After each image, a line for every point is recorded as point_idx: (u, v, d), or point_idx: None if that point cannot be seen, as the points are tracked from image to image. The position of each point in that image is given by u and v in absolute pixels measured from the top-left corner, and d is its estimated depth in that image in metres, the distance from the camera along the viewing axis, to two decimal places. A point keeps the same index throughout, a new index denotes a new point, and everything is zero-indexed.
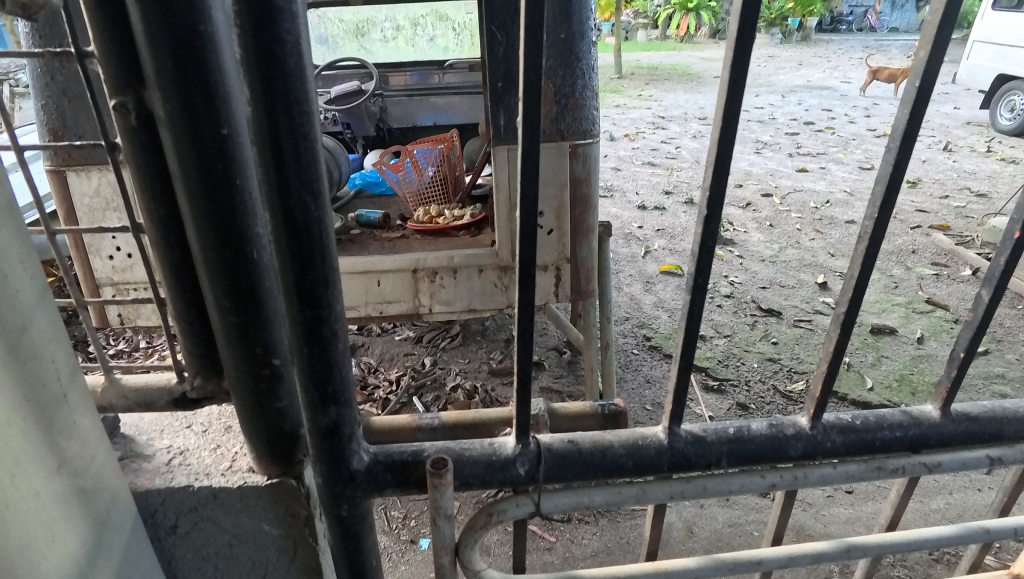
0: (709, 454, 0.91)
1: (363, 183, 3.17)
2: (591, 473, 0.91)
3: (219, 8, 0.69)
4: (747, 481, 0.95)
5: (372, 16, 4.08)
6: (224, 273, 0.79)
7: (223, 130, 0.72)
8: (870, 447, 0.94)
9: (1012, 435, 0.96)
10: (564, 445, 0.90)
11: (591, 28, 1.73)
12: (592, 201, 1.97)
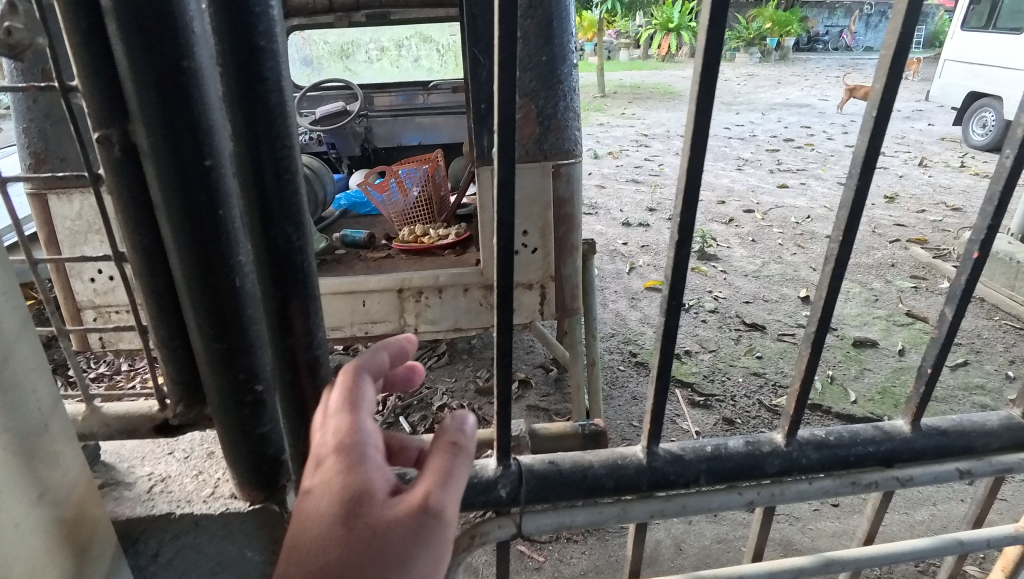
0: (688, 471, 0.93)
1: (348, 203, 3.18)
2: (572, 493, 0.92)
3: (202, 43, 0.70)
4: (725, 498, 0.96)
5: (356, 38, 4.19)
6: (207, 303, 0.79)
7: (206, 161, 0.73)
8: (845, 463, 0.96)
9: (981, 447, 0.99)
10: (546, 466, 0.91)
11: (572, 51, 1.75)
12: (576, 220, 2.00)
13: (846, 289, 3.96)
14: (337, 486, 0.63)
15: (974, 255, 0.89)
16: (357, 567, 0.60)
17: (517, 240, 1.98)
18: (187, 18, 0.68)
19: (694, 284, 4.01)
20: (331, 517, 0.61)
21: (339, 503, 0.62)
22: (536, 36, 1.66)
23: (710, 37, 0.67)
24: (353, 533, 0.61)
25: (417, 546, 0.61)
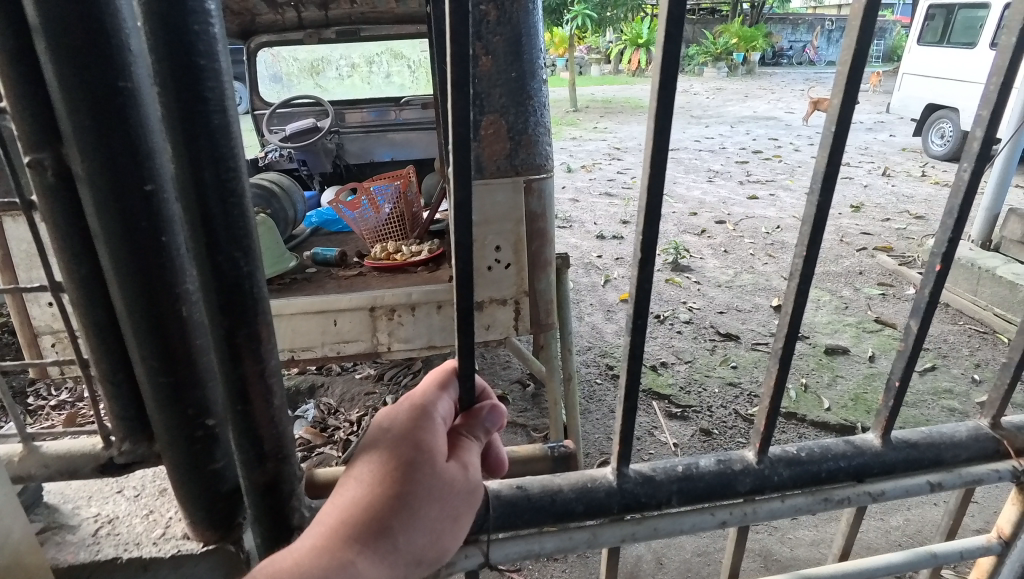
0: (658, 495, 0.92)
1: (320, 221, 3.15)
2: (540, 519, 0.91)
3: (141, 66, 0.68)
4: (697, 519, 0.95)
5: (327, 55, 4.17)
6: (151, 334, 0.76)
7: (147, 186, 0.70)
8: (818, 479, 0.97)
9: (950, 459, 1.00)
10: (514, 492, 0.90)
11: (541, 66, 1.75)
12: (549, 236, 2.01)
13: (817, 298, 4.02)
14: (413, 434, 0.74)
15: (936, 268, 0.90)
16: (417, 510, 0.72)
17: (490, 256, 1.99)
18: (124, 38, 0.66)
19: (669, 295, 4.04)
20: (404, 467, 0.72)
21: (414, 451, 0.73)
22: (505, 52, 1.65)
23: (667, 54, 0.66)
24: (424, 477, 0.72)
25: (460, 503, 0.75)
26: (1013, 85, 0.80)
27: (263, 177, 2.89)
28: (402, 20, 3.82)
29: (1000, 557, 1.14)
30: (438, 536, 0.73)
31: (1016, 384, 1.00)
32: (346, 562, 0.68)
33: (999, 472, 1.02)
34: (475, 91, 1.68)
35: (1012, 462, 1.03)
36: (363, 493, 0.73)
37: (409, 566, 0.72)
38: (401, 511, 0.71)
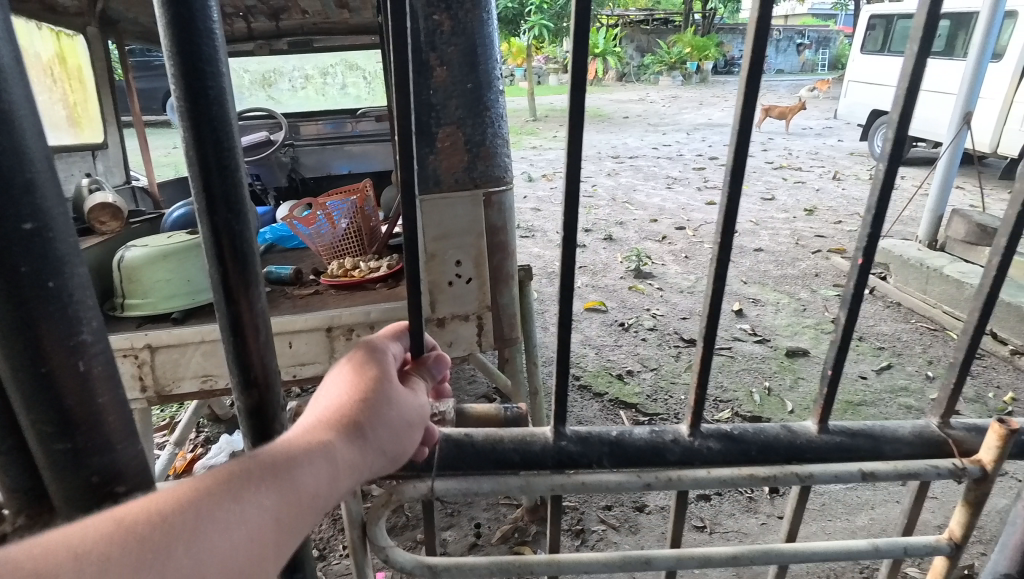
0: (587, 453, 0.96)
1: (274, 236, 3.05)
2: (482, 466, 0.96)
3: (15, 85, 0.62)
4: (624, 481, 0.96)
5: (279, 66, 4.02)
6: (39, 396, 0.68)
7: (26, 225, 0.63)
8: (748, 458, 0.98)
9: (891, 452, 1.00)
10: (460, 435, 0.97)
11: (497, 77, 1.72)
12: (510, 248, 1.96)
13: (776, 301, 4.09)
14: (374, 354, 0.80)
15: (858, 262, 0.90)
16: (389, 407, 0.75)
17: (450, 271, 1.94)
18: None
19: (632, 303, 4.05)
20: (375, 375, 0.77)
21: (380, 364, 0.78)
22: (460, 63, 1.62)
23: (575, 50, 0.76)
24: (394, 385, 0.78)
25: (419, 415, 0.79)
26: (918, 89, 0.79)
27: None
28: (355, 31, 3.76)
29: (951, 558, 1.12)
30: (405, 438, 0.77)
31: (963, 382, 1.01)
32: (327, 444, 0.69)
33: (939, 468, 0.99)
34: (430, 102, 1.66)
35: (955, 460, 1.00)
36: (335, 396, 0.75)
37: (382, 462, 0.74)
38: (380, 404, 0.75)
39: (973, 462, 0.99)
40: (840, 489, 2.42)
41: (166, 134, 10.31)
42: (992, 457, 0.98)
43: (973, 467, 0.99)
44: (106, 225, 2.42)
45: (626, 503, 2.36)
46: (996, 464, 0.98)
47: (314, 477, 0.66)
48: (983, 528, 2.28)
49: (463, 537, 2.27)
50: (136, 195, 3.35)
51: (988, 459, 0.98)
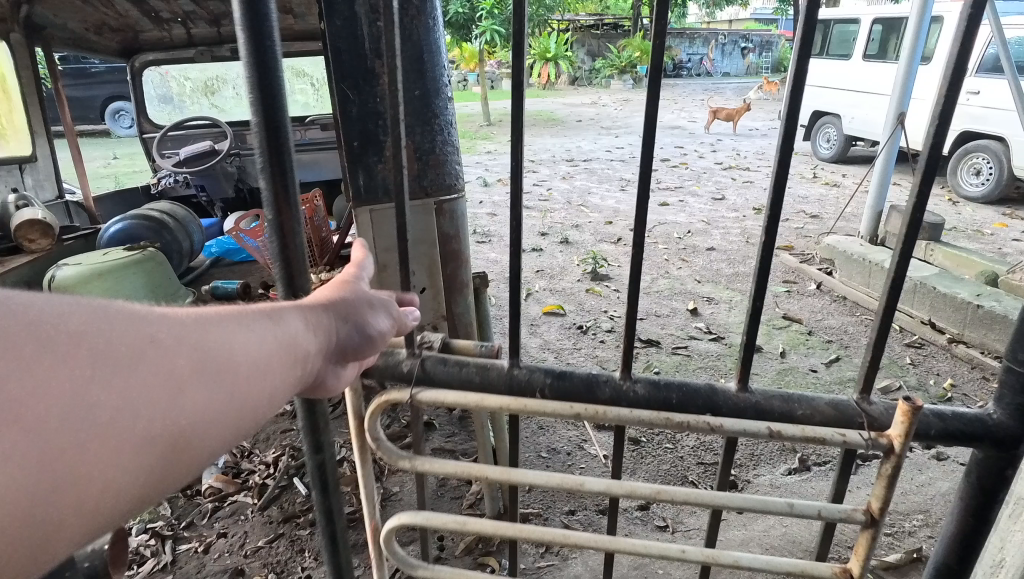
0: (533, 383, 1.08)
1: (220, 250, 2.94)
2: (453, 383, 1.09)
3: None
4: (557, 409, 1.04)
5: (221, 73, 3.85)
6: None
7: None
8: (668, 404, 1.05)
9: (802, 416, 1.02)
10: (436, 357, 1.11)
11: (444, 84, 1.75)
12: (464, 257, 1.88)
13: (729, 299, 4.18)
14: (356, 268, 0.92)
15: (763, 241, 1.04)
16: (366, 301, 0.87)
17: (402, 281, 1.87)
18: None
19: (590, 305, 4.08)
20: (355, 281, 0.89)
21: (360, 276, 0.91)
22: (408, 70, 1.66)
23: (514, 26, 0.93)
24: (368, 291, 0.89)
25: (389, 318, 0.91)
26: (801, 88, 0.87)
27: (153, 206, 2.63)
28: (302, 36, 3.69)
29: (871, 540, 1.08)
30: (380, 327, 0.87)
31: (880, 354, 1.04)
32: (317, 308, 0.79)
33: (846, 436, 0.99)
34: (377, 110, 1.69)
35: (864, 432, 1.00)
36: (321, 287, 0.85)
37: (358, 340, 0.83)
38: (359, 298, 0.86)
39: (883, 436, 0.98)
40: (797, 482, 2.47)
41: (100, 144, 9.82)
42: (901, 431, 0.97)
43: (882, 442, 0.98)
44: (36, 243, 2.28)
45: (590, 508, 2.36)
46: (906, 440, 0.96)
47: (303, 327, 0.75)
48: (929, 511, 2.38)
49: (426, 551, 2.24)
50: (70, 210, 3.18)
51: (897, 434, 0.97)
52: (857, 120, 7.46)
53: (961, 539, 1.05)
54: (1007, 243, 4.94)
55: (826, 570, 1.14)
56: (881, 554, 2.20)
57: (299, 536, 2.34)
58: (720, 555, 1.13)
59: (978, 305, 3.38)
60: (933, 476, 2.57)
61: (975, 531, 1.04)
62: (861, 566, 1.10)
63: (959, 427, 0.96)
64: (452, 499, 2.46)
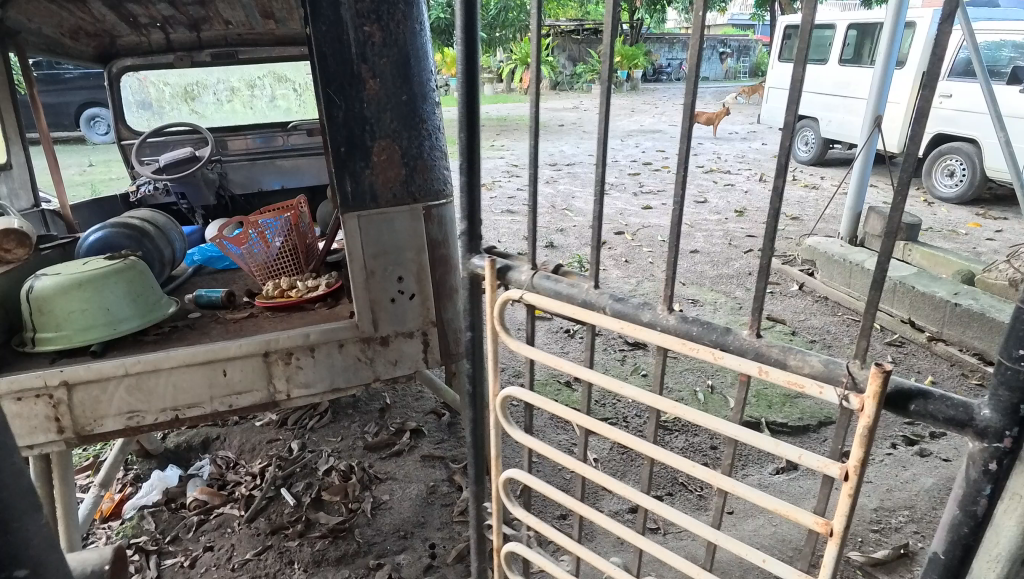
0: (599, 301, 1.23)
1: (202, 259, 2.88)
2: (557, 296, 1.30)
3: None
4: (617, 321, 1.19)
5: (201, 79, 3.82)
6: None
7: None
8: (686, 336, 1.11)
9: (795, 365, 1.01)
10: (544, 276, 1.33)
11: (431, 89, 1.81)
12: (453, 263, 1.92)
13: (713, 301, 4.22)
14: None
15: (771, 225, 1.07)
16: None
17: (391, 287, 1.85)
18: None
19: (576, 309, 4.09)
20: None
21: None
22: (393, 75, 1.70)
23: None
24: None
25: None
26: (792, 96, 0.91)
27: (133, 214, 2.58)
28: (282, 41, 3.65)
29: (851, 499, 0.96)
30: None
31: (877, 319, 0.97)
32: None
33: (824, 393, 0.95)
34: (363, 115, 1.70)
35: (841, 393, 0.93)
36: None
37: None
38: None
39: (853, 396, 0.91)
40: (784, 481, 2.49)
41: (74, 150, 9.63)
42: (872, 393, 0.89)
43: (853, 401, 0.92)
44: (12, 253, 2.16)
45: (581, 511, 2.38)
46: (877, 405, 0.89)
47: None
48: (914, 507, 2.41)
49: (417, 560, 2.24)
50: (46, 219, 3.10)
51: (868, 398, 0.90)
52: (833, 123, 7.60)
53: (953, 537, 0.96)
54: (981, 242, 5.05)
55: (809, 521, 1.03)
56: (870, 550, 2.23)
57: (287, 547, 2.31)
58: (718, 478, 1.13)
59: (956, 303, 3.44)
60: (917, 472, 2.60)
61: (967, 526, 0.94)
62: (843, 525, 0.98)
63: (936, 406, 0.92)
64: (443, 507, 2.46)
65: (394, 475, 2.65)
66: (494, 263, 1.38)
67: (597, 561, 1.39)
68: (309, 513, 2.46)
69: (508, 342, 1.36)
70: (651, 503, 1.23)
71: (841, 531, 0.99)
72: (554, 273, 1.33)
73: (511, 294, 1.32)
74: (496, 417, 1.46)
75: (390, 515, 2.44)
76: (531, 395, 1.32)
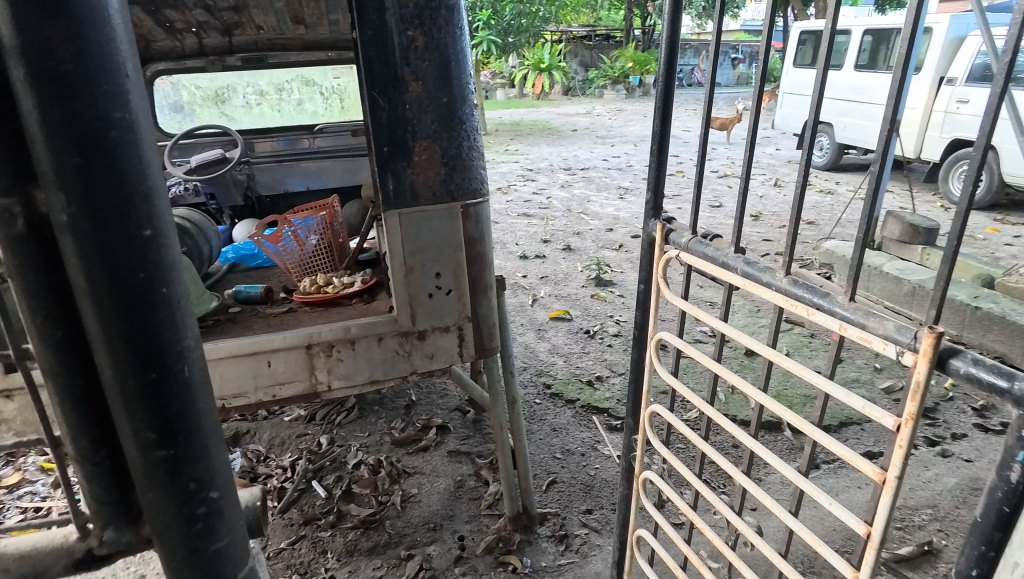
0: (736, 263, 1.35)
1: (236, 256, 2.95)
2: (706, 258, 1.42)
3: (136, 95, 0.64)
4: (750, 280, 1.30)
5: (232, 82, 3.98)
6: (143, 396, 0.68)
7: (146, 230, 0.65)
8: (789, 298, 1.21)
9: (873, 327, 1.05)
10: (698, 241, 1.45)
11: (471, 92, 1.86)
12: (488, 259, 1.97)
13: (731, 303, 4.26)
14: None
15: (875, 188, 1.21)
16: None
17: (429, 283, 1.91)
18: (118, 59, 0.62)
19: (596, 310, 4.15)
20: None
21: None
22: (435, 78, 1.76)
23: None
24: None
25: None
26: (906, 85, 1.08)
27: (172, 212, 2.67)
28: (311, 46, 3.70)
29: (904, 452, 1.01)
30: None
31: (947, 295, 1.00)
32: None
33: (887, 348, 1.01)
34: (405, 116, 1.76)
35: (903, 348, 0.98)
36: None
37: None
38: None
39: (908, 354, 0.97)
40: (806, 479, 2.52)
41: None
42: (924, 353, 0.94)
43: (907, 358, 0.97)
44: None
45: (606, 506, 2.48)
46: (929, 364, 0.93)
47: None
48: (938, 505, 2.44)
49: (446, 551, 2.29)
50: None
51: (920, 358, 0.95)
52: (850, 128, 7.62)
53: (989, 502, 0.95)
54: (999, 247, 5.05)
55: (868, 469, 1.08)
56: (893, 546, 2.26)
57: (321, 537, 2.37)
58: (802, 423, 1.23)
59: (977, 307, 3.46)
60: (939, 472, 2.63)
61: (1003, 490, 0.93)
62: (897, 474, 1.03)
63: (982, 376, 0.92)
64: (470, 500, 2.52)
65: (421, 469, 2.70)
66: (664, 229, 1.53)
67: (709, 494, 1.49)
68: (341, 505, 2.52)
69: (667, 296, 1.51)
70: (752, 443, 1.36)
71: (895, 481, 1.03)
72: (709, 238, 1.45)
73: (669, 254, 1.48)
74: (650, 357, 1.61)
75: (419, 508, 2.49)
76: (676, 340, 1.50)
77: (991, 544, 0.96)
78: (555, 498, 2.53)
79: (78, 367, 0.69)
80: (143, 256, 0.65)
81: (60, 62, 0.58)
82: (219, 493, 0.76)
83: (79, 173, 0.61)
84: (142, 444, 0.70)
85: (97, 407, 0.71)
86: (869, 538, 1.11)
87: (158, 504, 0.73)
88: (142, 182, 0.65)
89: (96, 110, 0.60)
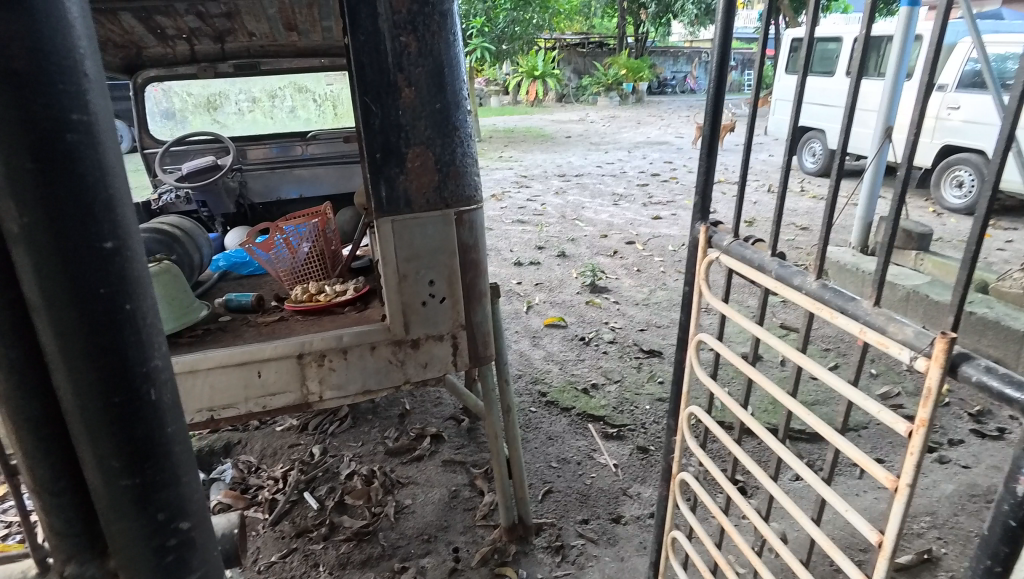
0: (773, 265, 1.33)
1: (227, 264, 2.89)
2: (746, 261, 1.40)
3: (98, 97, 0.62)
4: (786, 283, 1.29)
5: (224, 90, 3.95)
6: (107, 419, 0.66)
7: (107, 244, 0.62)
8: (818, 300, 1.20)
9: (892, 332, 1.04)
10: (738, 245, 1.44)
11: (464, 100, 1.85)
12: (483, 266, 1.95)
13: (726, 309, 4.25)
14: None
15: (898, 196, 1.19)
16: None
17: (423, 290, 1.88)
18: (77, 60, 0.59)
19: (591, 317, 4.13)
20: None
21: None
22: (427, 84, 1.74)
23: None
24: None
25: None
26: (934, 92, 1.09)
27: (162, 220, 2.62)
28: (304, 53, 3.67)
29: (916, 457, 1.00)
30: None
31: (964, 304, 0.99)
32: None
33: (904, 353, 1.00)
34: (399, 122, 1.74)
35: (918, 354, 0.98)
36: None
37: None
38: None
39: (921, 359, 0.97)
40: (803, 487, 2.50)
41: None
42: (937, 358, 0.94)
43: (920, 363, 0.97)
44: None
45: (603, 515, 2.45)
46: (941, 369, 0.93)
47: None
48: (936, 513, 2.42)
49: (441, 563, 2.25)
50: None
51: (932, 363, 0.95)
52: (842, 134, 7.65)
53: (994, 513, 0.93)
54: (993, 252, 5.06)
55: (882, 475, 1.07)
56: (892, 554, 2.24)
57: (312, 550, 2.33)
58: (822, 426, 1.24)
59: (971, 312, 3.46)
60: (936, 478, 2.62)
61: (1009, 502, 0.91)
62: (910, 479, 1.02)
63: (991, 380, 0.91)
64: (466, 511, 2.48)
65: (415, 480, 2.67)
66: (707, 232, 1.52)
67: (736, 499, 1.49)
68: (333, 516, 2.47)
69: (709, 299, 1.52)
70: (778, 444, 1.37)
71: (907, 486, 1.02)
72: (750, 242, 1.43)
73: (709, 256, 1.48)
74: (690, 359, 1.61)
75: (414, 519, 2.45)
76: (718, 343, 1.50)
77: (994, 557, 0.94)
78: (553, 506, 2.51)
79: (38, 390, 0.66)
80: (105, 273, 0.63)
81: (12, 58, 0.56)
82: (190, 523, 0.74)
83: (35, 179, 0.58)
84: (107, 472, 0.68)
85: (58, 431, 0.68)
86: (881, 547, 1.09)
87: (126, 534, 0.70)
88: (104, 189, 0.62)
89: (52, 111, 0.58)
